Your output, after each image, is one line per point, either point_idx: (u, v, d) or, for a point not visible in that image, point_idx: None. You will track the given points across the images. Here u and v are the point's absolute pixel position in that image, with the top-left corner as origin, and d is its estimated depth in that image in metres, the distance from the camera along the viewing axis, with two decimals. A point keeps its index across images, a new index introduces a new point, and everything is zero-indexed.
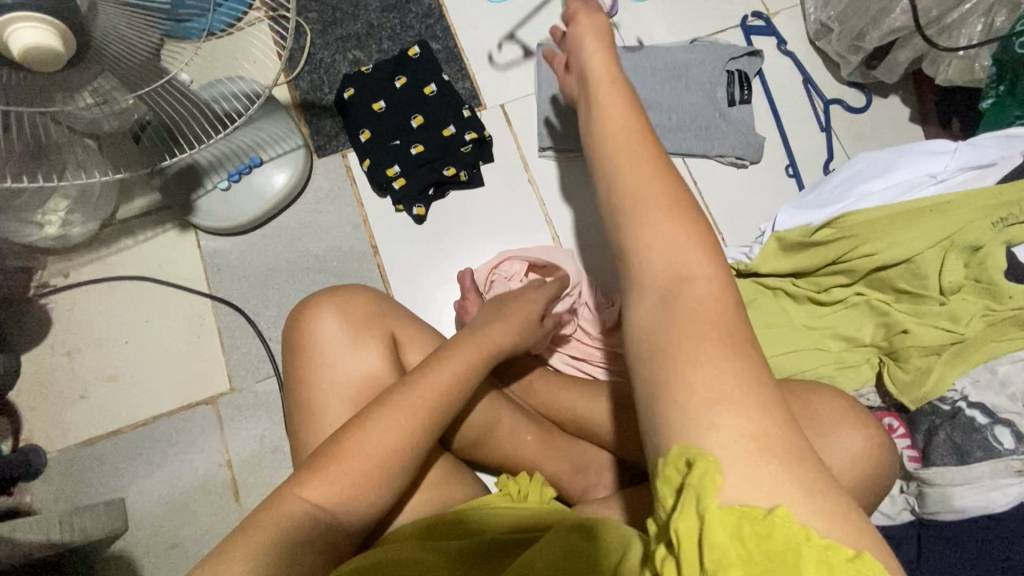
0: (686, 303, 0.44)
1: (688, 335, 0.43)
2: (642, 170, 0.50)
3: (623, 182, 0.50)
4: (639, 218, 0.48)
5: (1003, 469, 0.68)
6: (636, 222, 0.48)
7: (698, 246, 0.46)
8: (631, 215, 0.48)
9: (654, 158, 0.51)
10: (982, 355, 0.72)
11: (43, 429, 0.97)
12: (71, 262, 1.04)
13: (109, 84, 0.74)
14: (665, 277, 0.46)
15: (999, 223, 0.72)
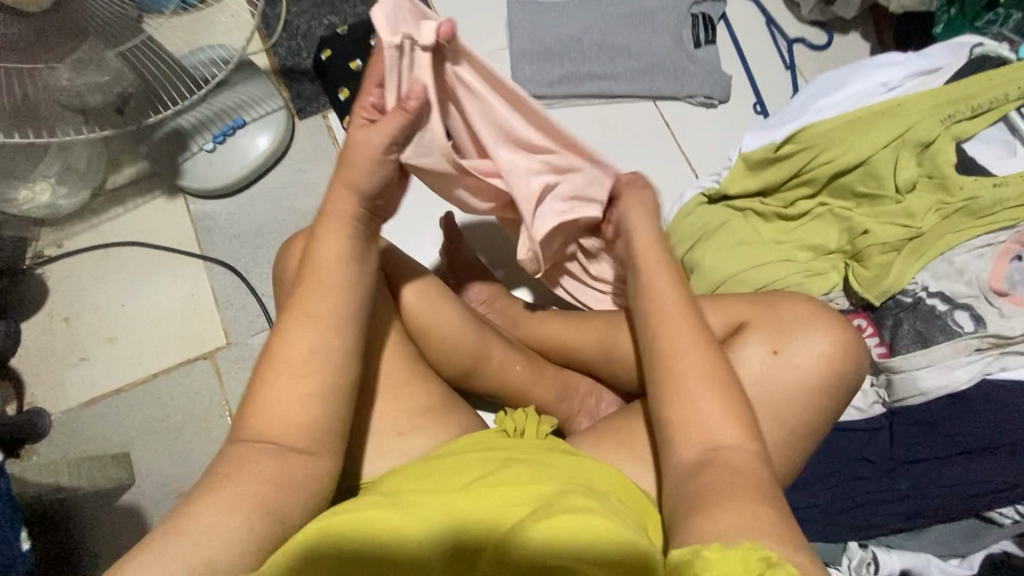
0: (690, 313, 0.65)
1: (723, 489, 0.53)
2: (691, 345, 0.62)
3: (675, 354, 0.62)
4: (690, 394, 0.59)
5: (964, 348, 0.73)
6: (687, 397, 0.59)
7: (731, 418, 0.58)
8: (683, 388, 0.60)
9: (698, 335, 0.63)
10: (940, 246, 0.76)
11: (46, 392, 1.00)
12: (65, 232, 1.07)
13: (88, 49, 0.82)
14: (702, 452, 0.57)
15: (948, 120, 0.78)
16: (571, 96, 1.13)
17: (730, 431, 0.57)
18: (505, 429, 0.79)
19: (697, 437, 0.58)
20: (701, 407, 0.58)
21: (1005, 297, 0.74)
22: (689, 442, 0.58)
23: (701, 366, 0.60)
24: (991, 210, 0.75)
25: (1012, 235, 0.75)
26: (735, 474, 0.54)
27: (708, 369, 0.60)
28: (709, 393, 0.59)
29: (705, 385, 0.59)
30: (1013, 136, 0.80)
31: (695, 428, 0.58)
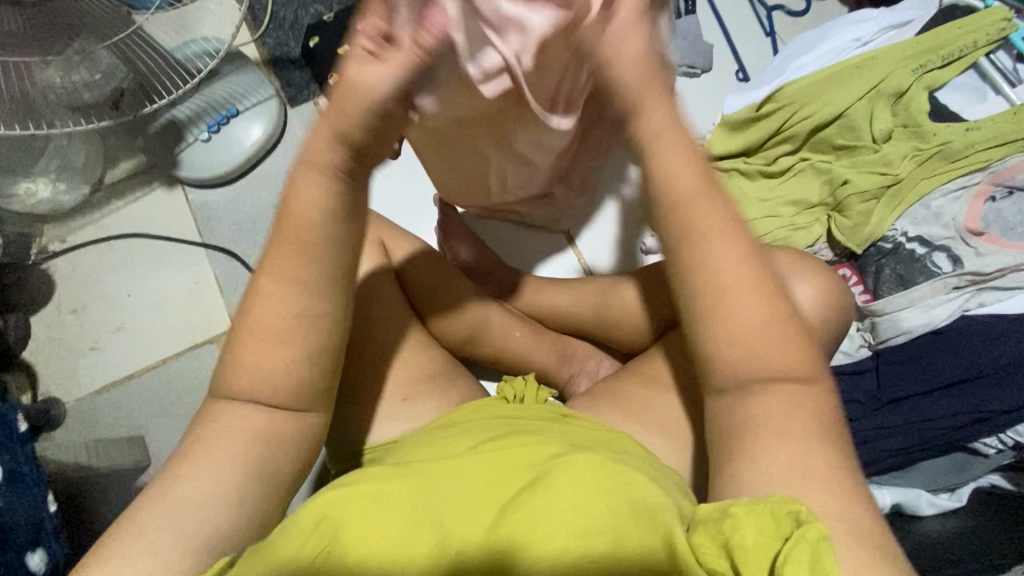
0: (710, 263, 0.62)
1: (771, 435, 0.49)
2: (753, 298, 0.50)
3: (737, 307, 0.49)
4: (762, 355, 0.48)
5: (942, 287, 0.76)
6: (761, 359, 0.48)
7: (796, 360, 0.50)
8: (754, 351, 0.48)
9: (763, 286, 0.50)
10: (917, 192, 0.80)
11: (59, 382, 1.02)
12: (68, 228, 1.09)
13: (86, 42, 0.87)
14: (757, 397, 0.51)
15: (918, 69, 0.81)
16: None
17: (780, 357, 0.50)
18: (503, 395, 0.82)
19: (755, 354, 0.50)
20: (749, 322, 0.50)
21: (981, 236, 0.77)
22: (743, 364, 0.50)
23: (748, 286, 0.50)
24: (965, 152, 0.79)
25: (985, 176, 0.78)
26: (787, 388, 0.49)
27: (749, 280, 0.50)
28: (760, 312, 0.50)
29: (751, 293, 0.50)
30: (982, 82, 0.83)
31: (742, 348, 0.50)
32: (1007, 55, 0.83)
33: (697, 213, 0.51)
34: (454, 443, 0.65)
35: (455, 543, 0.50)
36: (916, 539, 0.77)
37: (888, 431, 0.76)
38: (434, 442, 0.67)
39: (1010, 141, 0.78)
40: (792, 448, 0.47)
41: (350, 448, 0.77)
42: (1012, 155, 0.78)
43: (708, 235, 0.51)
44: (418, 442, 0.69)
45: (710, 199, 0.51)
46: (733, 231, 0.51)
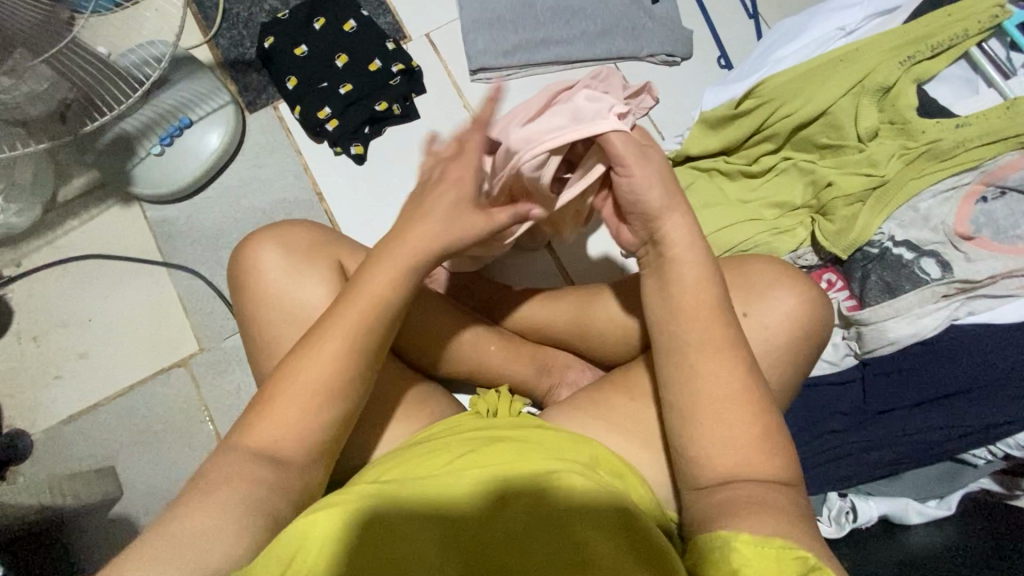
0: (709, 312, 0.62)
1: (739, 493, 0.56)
2: (703, 334, 0.62)
3: (689, 346, 0.62)
4: (687, 370, 0.62)
5: (930, 295, 0.73)
6: (692, 377, 0.61)
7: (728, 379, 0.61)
8: (688, 374, 0.62)
9: (713, 331, 0.62)
10: (905, 193, 0.77)
11: (22, 414, 0.99)
12: (22, 251, 1.04)
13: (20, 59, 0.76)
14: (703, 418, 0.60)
15: (906, 61, 0.77)
16: (528, 65, 1.09)
17: (749, 464, 0.58)
18: (478, 409, 0.79)
19: (715, 459, 0.59)
20: (723, 440, 0.59)
21: (970, 241, 0.75)
22: (711, 468, 0.59)
23: (727, 406, 0.60)
24: (955, 151, 0.75)
25: (976, 176, 0.76)
26: (754, 491, 0.56)
27: (726, 398, 0.60)
28: (734, 431, 0.59)
29: (733, 416, 0.59)
30: (974, 74, 0.81)
31: (717, 450, 0.59)
32: (1001, 43, 0.80)
33: (694, 334, 0.62)
34: (437, 458, 0.64)
35: (468, 501, 0.58)
36: (902, 552, 0.75)
37: (871, 445, 0.74)
38: (414, 458, 0.65)
39: (1008, 138, 0.74)
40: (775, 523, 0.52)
41: None
42: (1005, 153, 0.75)
43: (693, 352, 0.62)
44: (395, 457, 0.67)
45: (714, 321, 0.62)
46: (722, 351, 0.61)
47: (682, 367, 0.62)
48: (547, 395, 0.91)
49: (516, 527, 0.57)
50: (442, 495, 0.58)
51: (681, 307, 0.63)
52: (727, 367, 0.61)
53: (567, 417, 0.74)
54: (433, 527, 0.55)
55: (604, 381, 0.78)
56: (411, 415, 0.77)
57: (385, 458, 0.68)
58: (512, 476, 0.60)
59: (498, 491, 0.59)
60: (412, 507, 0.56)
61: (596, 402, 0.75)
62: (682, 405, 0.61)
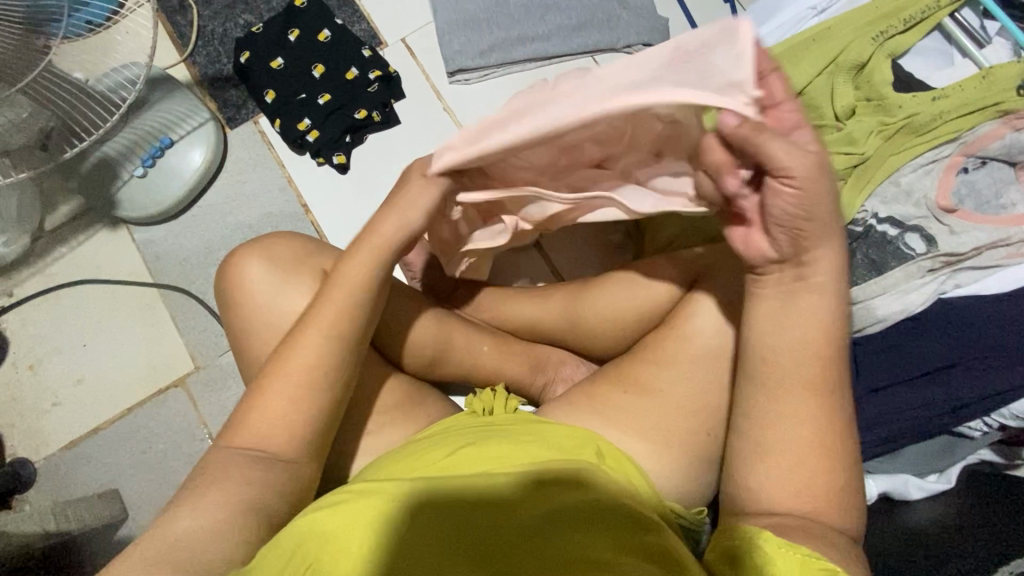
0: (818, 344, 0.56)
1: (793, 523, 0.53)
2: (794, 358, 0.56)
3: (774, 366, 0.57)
4: (772, 397, 0.57)
5: (916, 270, 0.73)
6: (770, 403, 0.57)
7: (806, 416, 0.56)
8: (766, 400, 0.57)
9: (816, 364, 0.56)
10: (886, 168, 0.76)
11: (24, 442, 0.99)
12: (13, 281, 1.05)
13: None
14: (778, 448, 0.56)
15: (879, 37, 0.78)
16: (505, 64, 1.09)
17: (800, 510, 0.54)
18: (472, 409, 0.79)
19: (775, 495, 0.55)
20: (787, 471, 0.55)
21: (954, 214, 0.74)
22: (775, 496, 0.55)
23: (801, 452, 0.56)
24: (933, 124, 0.75)
25: (956, 148, 0.75)
26: (813, 533, 0.53)
27: (804, 440, 0.56)
28: (799, 471, 0.55)
29: (806, 457, 0.55)
30: (949, 46, 0.81)
31: (778, 488, 0.55)
32: (973, 12, 0.80)
33: (786, 360, 0.57)
34: (436, 455, 0.64)
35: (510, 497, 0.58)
36: (904, 528, 0.75)
37: (868, 423, 0.73)
38: (414, 456, 0.65)
39: (984, 108, 0.74)
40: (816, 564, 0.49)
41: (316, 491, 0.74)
42: (984, 122, 0.74)
43: (788, 385, 0.57)
44: (393, 456, 0.67)
45: (816, 365, 0.56)
46: (809, 386, 0.56)
47: (777, 402, 0.57)
48: (543, 390, 0.90)
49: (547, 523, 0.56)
50: (487, 486, 0.58)
51: (768, 338, 0.57)
52: (808, 414, 0.56)
53: (562, 413, 0.75)
54: (441, 524, 0.55)
55: (596, 375, 0.78)
56: (406, 419, 0.77)
57: (395, 452, 0.68)
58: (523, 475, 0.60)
59: (502, 492, 0.58)
60: (415, 503, 0.56)
61: (590, 395, 0.75)
62: (765, 437, 0.57)
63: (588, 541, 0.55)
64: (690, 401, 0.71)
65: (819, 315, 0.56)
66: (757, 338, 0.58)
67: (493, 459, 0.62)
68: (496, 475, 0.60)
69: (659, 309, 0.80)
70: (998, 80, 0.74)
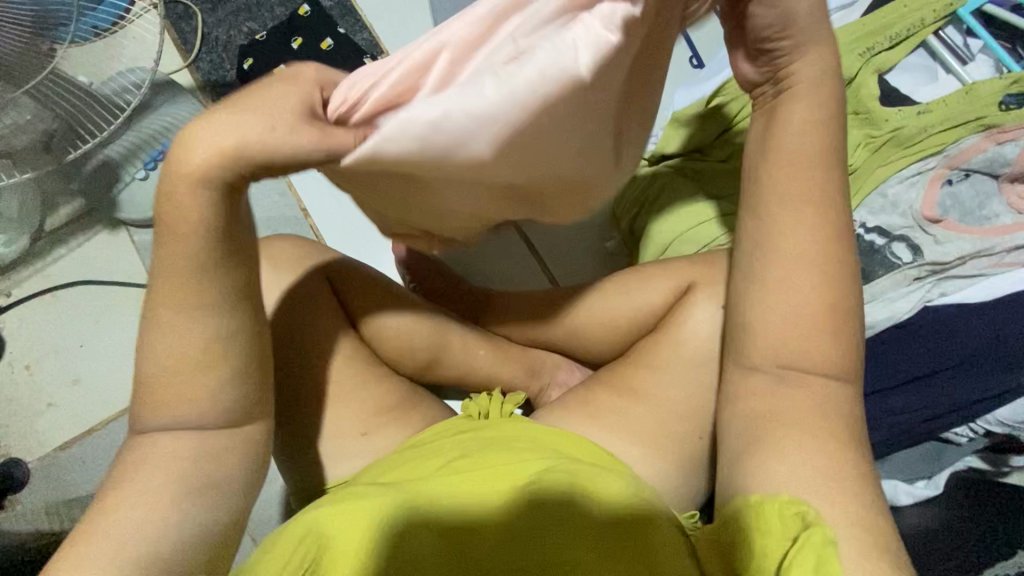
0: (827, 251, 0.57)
1: (786, 428, 0.54)
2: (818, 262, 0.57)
3: (788, 262, 0.57)
4: (771, 297, 0.57)
5: (902, 279, 0.76)
6: (762, 301, 0.58)
7: (814, 304, 0.56)
8: (766, 296, 0.57)
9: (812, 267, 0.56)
10: (871, 181, 0.79)
11: (18, 443, 0.99)
12: (10, 281, 1.05)
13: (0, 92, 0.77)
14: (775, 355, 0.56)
15: (867, 53, 0.80)
16: None
17: (817, 356, 0.55)
18: (469, 413, 0.80)
19: (785, 349, 0.56)
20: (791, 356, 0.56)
21: (939, 223, 0.77)
22: (766, 402, 0.56)
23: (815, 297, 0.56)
24: (917, 139, 0.78)
25: (941, 160, 0.78)
26: (813, 397, 0.55)
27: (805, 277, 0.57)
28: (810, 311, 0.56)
29: (805, 297, 0.56)
30: (933, 61, 0.84)
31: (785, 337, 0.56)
32: (957, 30, 0.83)
33: (789, 266, 0.57)
34: (428, 463, 0.65)
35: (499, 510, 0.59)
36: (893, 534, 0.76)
37: (858, 429, 0.75)
38: (403, 464, 0.66)
39: (967, 122, 0.77)
40: (804, 457, 0.52)
41: (310, 491, 0.75)
42: (967, 136, 0.77)
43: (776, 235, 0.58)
44: (390, 460, 0.68)
45: (806, 266, 0.57)
46: (819, 282, 0.56)
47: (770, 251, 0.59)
48: (539, 394, 0.92)
49: (538, 525, 0.58)
50: (470, 504, 0.60)
51: (787, 200, 0.59)
52: (810, 298, 0.56)
53: (557, 415, 0.76)
54: (426, 541, 0.57)
55: (592, 379, 0.79)
56: (402, 421, 0.77)
57: (385, 459, 0.69)
58: (484, 481, 0.61)
59: (471, 507, 0.59)
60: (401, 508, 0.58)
61: (584, 399, 0.76)
62: (756, 285, 0.58)
63: (575, 545, 0.56)
64: (683, 405, 0.73)
65: (808, 229, 0.58)
66: (773, 196, 0.59)
67: (469, 466, 0.63)
68: (469, 484, 0.61)
69: (654, 315, 0.81)
70: (982, 95, 0.77)
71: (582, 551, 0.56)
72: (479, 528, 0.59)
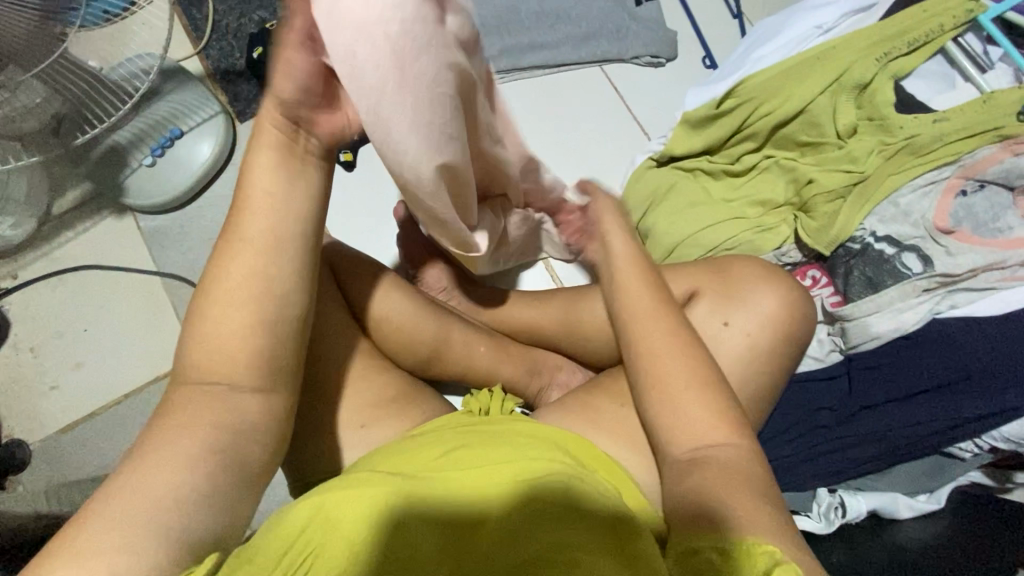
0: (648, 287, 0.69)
1: (713, 483, 0.57)
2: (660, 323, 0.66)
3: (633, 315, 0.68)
4: (653, 371, 0.63)
5: (912, 290, 0.74)
6: (650, 374, 0.63)
7: (680, 358, 0.63)
8: (649, 366, 0.64)
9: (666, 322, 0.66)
10: (883, 189, 0.78)
11: (20, 424, 1.00)
12: (17, 264, 1.06)
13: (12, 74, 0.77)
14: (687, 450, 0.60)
15: (882, 58, 0.79)
16: (513, 68, 1.09)
17: (712, 428, 0.60)
18: (467, 410, 0.80)
19: (686, 439, 0.61)
20: (682, 413, 0.61)
21: (950, 234, 0.75)
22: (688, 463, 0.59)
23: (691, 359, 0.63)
24: (932, 146, 0.77)
25: (955, 170, 0.77)
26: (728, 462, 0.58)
27: (680, 359, 0.63)
28: (700, 407, 0.61)
29: (675, 355, 0.64)
30: (951, 69, 0.82)
31: (682, 429, 0.61)
32: (976, 37, 0.81)
33: (650, 335, 0.65)
34: (426, 453, 0.64)
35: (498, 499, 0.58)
36: (890, 545, 0.75)
37: (859, 439, 0.74)
38: (402, 453, 0.65)
39: (984, 132, 0.75)
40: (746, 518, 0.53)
41: (306, 484, 0.75)
42: (983, 146, 0.76)
43: (647, 328, 0.66)
44: (392, 447, 0.68)
45: (657, 317, 0.66)
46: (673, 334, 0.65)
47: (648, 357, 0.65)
48: (539, 394, 0.91)
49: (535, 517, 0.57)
50: (473, 490, 0.58)
51: (629, 287, 0.69)
52: (679, 360, 0.63)
53: (555, 416, 0.75)
54: (421, 532, 0.55)
55: (592, 381, 0.78)
56: (399, 416, 0.77)
57: (384, 449, 0.68)
58: (478, 466, 0.61)
59: (473, 497, 0.58)
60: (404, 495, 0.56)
61: (583, 400, 0.76)
62: (657, 405, 0.62)
63: (568, 541, 0.55)
64: None
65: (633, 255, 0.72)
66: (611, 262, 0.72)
67: (466, 457, 0.62)
68: (469, 474, 0.60)
69: None
70: (1001, 104, 0.75)
71: (578, 548, 0.54)
72: (482, 520, 0.57)
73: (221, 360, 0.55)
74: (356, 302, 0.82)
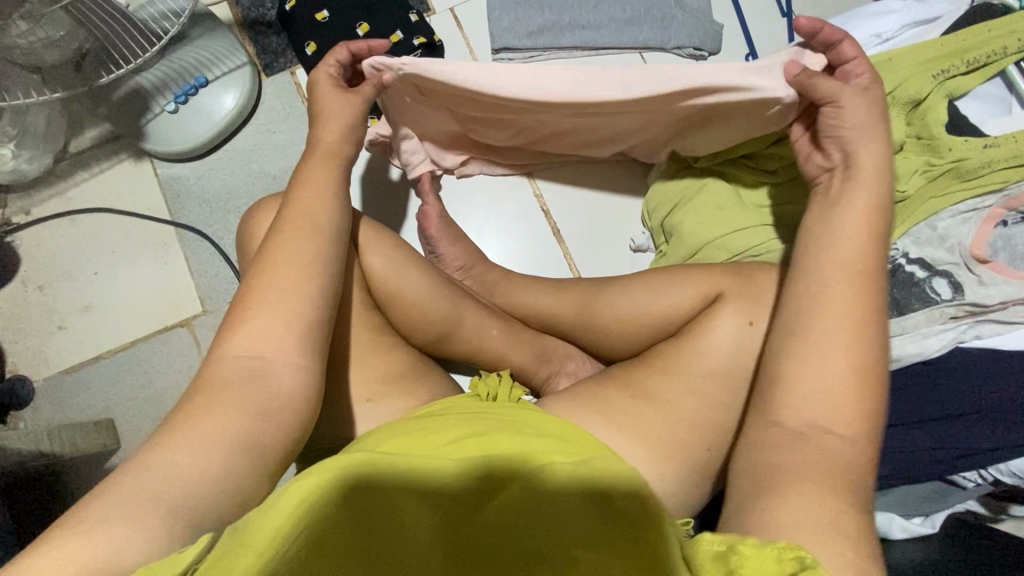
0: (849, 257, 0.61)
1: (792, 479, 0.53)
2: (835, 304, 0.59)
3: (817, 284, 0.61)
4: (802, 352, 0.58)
5: (937, 316, 0.74)
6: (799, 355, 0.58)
7: (840, 333, 0.58)
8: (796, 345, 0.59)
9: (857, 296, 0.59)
10: (921, 211, 0.77)
11: (26, 360, 0.99)
12: (31, 199, 1.04)
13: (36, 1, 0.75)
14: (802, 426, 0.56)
15: (941, 75, 0.78)
16: (553, 48, 1.07)
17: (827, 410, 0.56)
18: (476, 391, 0.79)
19: (805, 410, 0.56)
20: (825, 381, 0.56)
21: (986, 264, 0.75)
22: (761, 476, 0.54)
23: (841, 339, 0.57)
24: (980, 172, 0.76)
25: (999, 199, 0.76)
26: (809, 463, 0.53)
27: (833, 325, 0.58)
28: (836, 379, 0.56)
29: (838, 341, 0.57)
30: (1009, 92, 0.82)
31: (809, 407, 0.56)
32: None
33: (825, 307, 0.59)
34: (430, 441, 0.63)
35: (480, 489, 0.55)
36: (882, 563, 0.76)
37: None
38: (405, 437, 0.64)
39: None
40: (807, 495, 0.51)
41: (309, 452, 0.75)
42: None
43: (813, 290, 0.61)
44: (390, 431, 0.66)
45: (842, 295, 0.59)
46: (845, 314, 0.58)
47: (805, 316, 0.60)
48: (546, 382, 0.91)
49: (507, 514, 0.54)
50: (443, 472, 0.55)
51: (827, 257, 0.62)
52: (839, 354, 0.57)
53: (564, 407, 0.75)
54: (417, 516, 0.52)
55: (605, 375, 0.78)
56: (408, 392, 0.77)
57: (391, 429, 0.67)
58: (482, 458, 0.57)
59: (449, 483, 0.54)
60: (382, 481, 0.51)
61: (595, 394, 0.75)
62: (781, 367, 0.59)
63: (563, 536, 0.52)
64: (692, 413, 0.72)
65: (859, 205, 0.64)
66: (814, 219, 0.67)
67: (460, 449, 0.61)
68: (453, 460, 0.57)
69: (674, 319, 0.79)
70: None
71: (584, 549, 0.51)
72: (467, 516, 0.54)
73: (260, 342, 0.56)
74: (371, 275, 0.79)
